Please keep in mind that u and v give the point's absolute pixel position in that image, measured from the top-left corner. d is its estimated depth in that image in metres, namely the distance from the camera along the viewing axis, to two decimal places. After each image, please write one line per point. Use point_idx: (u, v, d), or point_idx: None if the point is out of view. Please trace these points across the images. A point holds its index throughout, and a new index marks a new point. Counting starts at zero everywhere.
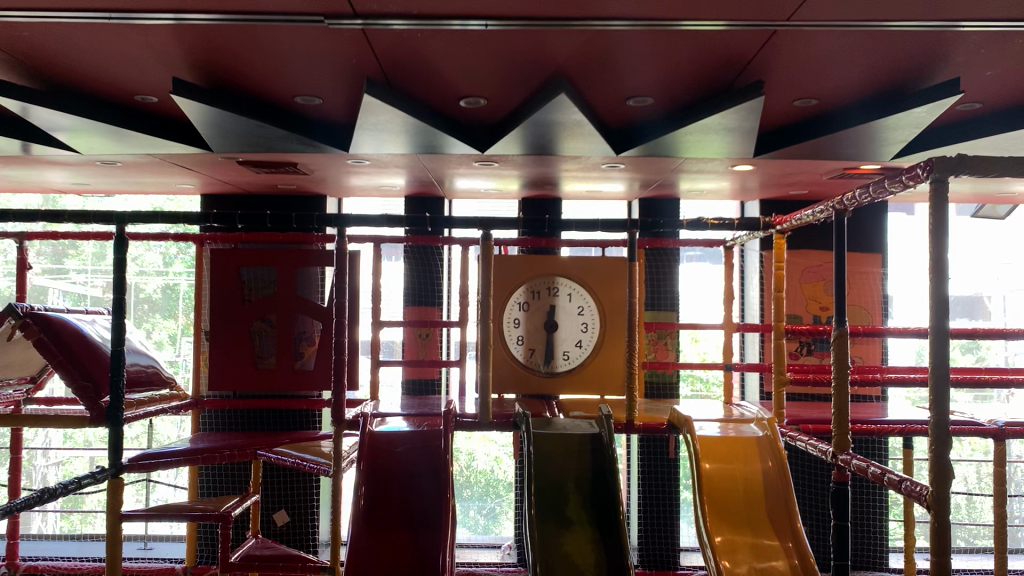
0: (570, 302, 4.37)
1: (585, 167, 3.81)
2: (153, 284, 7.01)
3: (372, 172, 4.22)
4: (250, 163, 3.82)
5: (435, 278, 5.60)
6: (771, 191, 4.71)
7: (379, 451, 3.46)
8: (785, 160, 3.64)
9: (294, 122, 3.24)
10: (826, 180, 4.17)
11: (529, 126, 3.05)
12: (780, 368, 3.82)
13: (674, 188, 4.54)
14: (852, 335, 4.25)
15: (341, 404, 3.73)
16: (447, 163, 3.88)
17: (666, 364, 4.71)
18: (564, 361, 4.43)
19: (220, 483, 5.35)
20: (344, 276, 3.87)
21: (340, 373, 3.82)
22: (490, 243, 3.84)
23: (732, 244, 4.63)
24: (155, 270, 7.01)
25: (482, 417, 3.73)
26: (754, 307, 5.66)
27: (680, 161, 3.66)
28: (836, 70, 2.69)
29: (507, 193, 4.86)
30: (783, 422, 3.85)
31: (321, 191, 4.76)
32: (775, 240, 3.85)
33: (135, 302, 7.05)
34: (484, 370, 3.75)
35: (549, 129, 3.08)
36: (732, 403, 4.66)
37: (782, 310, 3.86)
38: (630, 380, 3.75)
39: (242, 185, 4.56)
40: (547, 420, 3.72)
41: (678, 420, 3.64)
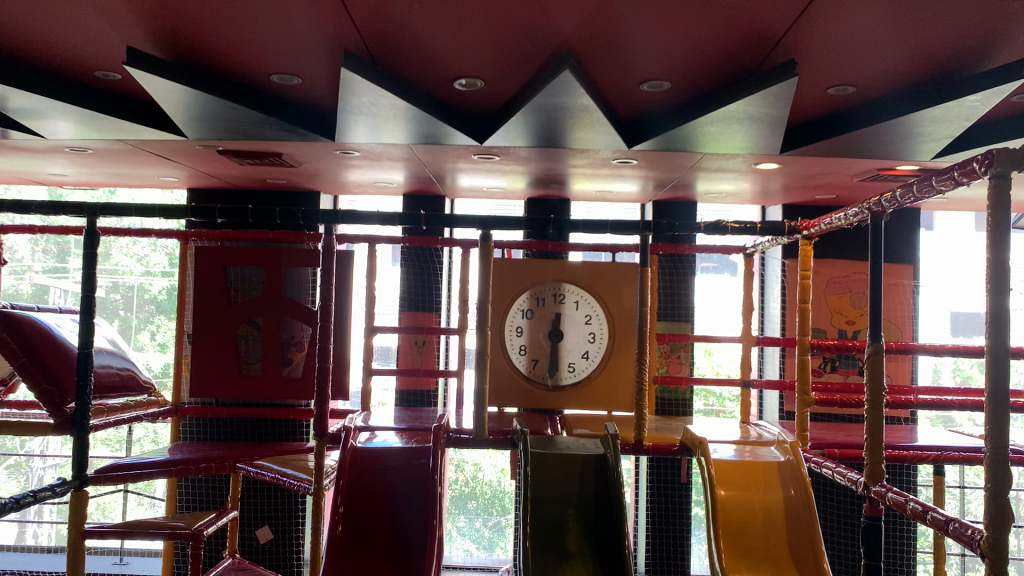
0: (576, 311, 4.11)
1: (594, 162, 3.48)
2: (158, 285, 6.68)
3: (365, 165, 3.91)
4: (231, 153, 3.52)
5: (433, 282, 5.30)
6: (795, 195, 4.38)
7: (362, 469, 3.18)
8: (814, 157, 3.31)
9: (273, 105, 2.95)
10: (856, 182, 3.84)
11: (531, 111, 2.74)
12: (804, 385, 3.48)
13: (690, 189, 4.20)
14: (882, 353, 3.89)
15: (324, 414, 3.44)
16: (443, 156, 3.57)
17: (678, 380, 4.35)
18: (569, 373, 4.07)
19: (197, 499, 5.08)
20: (330, 276, 3.58)
21: (323, 382, 3.51)
22: (489, 244, 3.51)
23: (753, 251, 4.29)
24: (161, 269, 6.64)
25: (477, 434, 3.42)
26: (776, 320, 5.32)
27: (699, 157, 3.33)
28: (881, 49, 2.37)
29: (511, 191, 4.56)
30: (807, 446, 3.50)
31: (313, 187, 4.45)
32: (802, 246, 3.51)
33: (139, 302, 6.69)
34: (479, 379, 3.42)
35: (554, 115, 2.76)
36: (749, 423, 4.31)
37: (806, 323, 3.52)
38: (640, 396, 3.42)
39: (228, 178, 4.27)
40: (548, 440, 3.42)
41: (692, 442, 3.35)
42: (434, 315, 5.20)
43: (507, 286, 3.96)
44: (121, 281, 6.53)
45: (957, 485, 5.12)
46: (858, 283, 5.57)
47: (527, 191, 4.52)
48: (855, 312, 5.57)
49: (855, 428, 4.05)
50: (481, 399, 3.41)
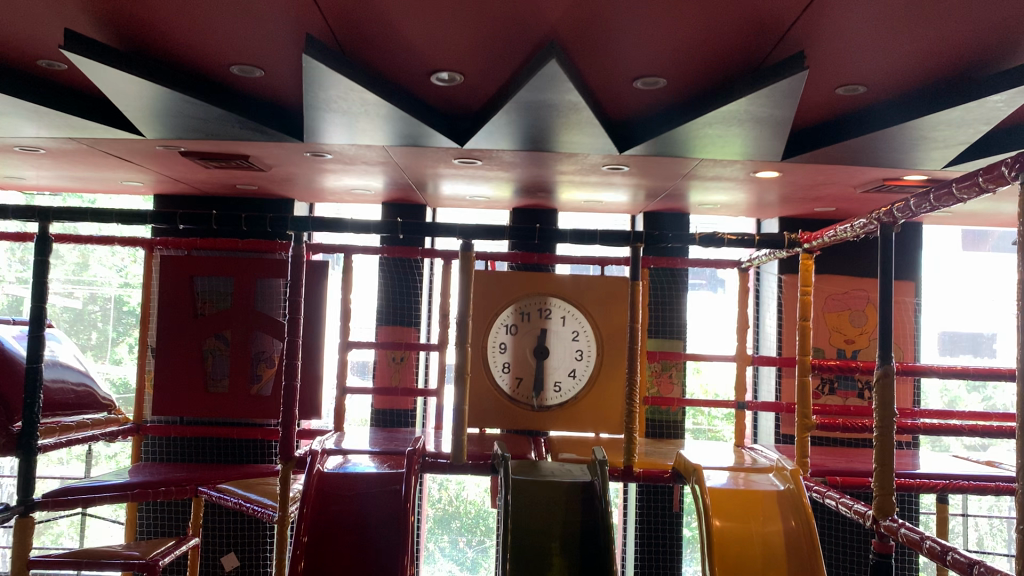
0: (563, 326, 3.82)
1: (583, 169, 3.27)
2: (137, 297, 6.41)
3: (340, 170, 3.69)
4: (195, 155, 3.28)
5: (413, 295, 5.08)
6: (794, 207, 4.19)
7: (329, 496, 2.95)
8: (817, 166, 3.11)
9: (235, 101, 2.72)
10: (859, 194, 3.64)
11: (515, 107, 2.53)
12: (805, 408, 3.26)
13: (684, 199, 3.99)
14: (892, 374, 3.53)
15: (290, 435, 3.21)
16: (422, 161, 3.35)
17: (669, 400, 4.13)
18: (555, 394, 3.78)
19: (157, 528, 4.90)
20: (299, 287, 3.34)
21: (291, 401, 3.27)
22: (470, 253, 3.28)
23: (749, 266, 4.10)
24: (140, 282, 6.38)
25: (455, 458, 3.19)
26: (771, 339, 5.12)
27: (694, 164, 3.12)
28: (897, 45, 2.16)
29: (496, 200, 4.34)
30: (808, 474, 3.27)
31: (286, 193, 4.22)
32: (803, 260, 3.30)
33: (118, 315, 6.42)
34: (459, 401, 3.19)
35: (539, 113, 2.54)
36: (744, 446, 4.10)
37: (807, 341, 3.31)
38: (629, 419, 3.21)
39: (196, 183, 4.03)
40: (532, 466, 3.21)
41: (685, 468, 3.13)
42: (414, 331, 4.97)
43: (487, 301, 3.77)
44: (98, 292, 6.28)
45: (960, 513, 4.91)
46: (856, 300, 5.38)
47: (513, 200, 4.30)
48: (854, 330, 5.36)
49: (858, 454, 3.83)
50: (461, 420, 3.17)
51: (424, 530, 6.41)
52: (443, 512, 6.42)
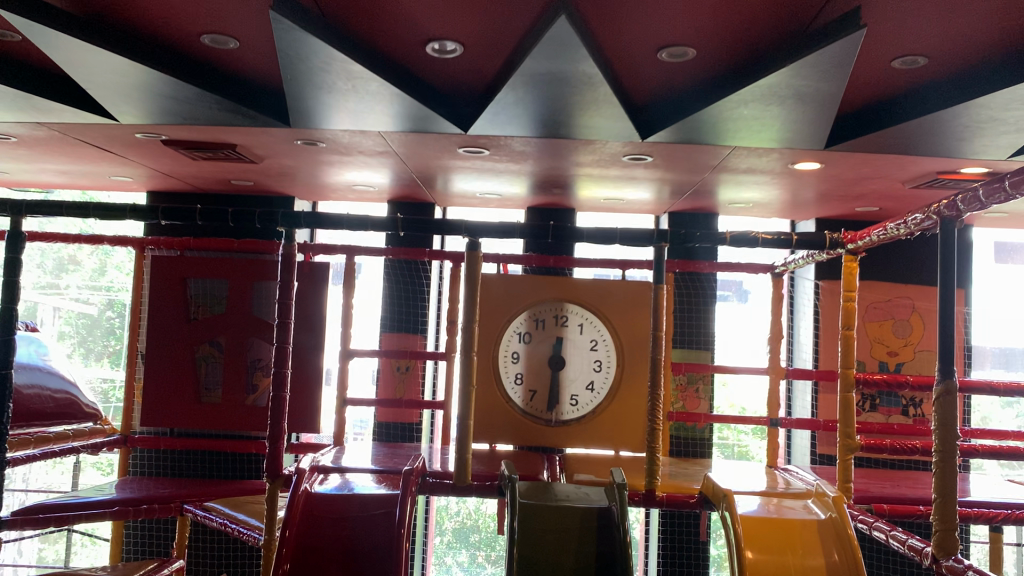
0: (581, 335, 3.49)
1: (602, 160, 2.97)
2: None
3: (339, 165, 3.41)
4: (178, 143, 3.01)
5: (421, 300, 4.80)
6: (832, 206, 3.85)
7: (314, 519, 2.68)
8: (863, 156, 2.78)
9: (212, 80, 2.45)
10: (908, 190, 3.31)
11: (522, 80, 2.23)
12: (848, 427, 2.92)
13: (712, 197, 3.67)
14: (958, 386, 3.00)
15: (280, 452, 2.95)
16: (427, 154, 3.06)
17: (695, 416, 3.79)
18: (571, 409, 3.48)
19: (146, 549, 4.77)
20: (290, 288, 3.05)
21: (281, 416, 2.98)
22: (475, 253, 2.97)
23: (782, 270, 3.78)
24: None
25: (459, 479, 2.90)
26: (807, 351, 4.77)
27: (725, 154, 2.81)
28: (970, 6, 1.84)
29: (510, 198, 4.04)
30: (852, 501, 2.94)
31: (286, 189, 3.95)
32: (846, 262, 2.97)
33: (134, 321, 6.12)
34: (462, 418, 2.88)
35: (550, 88, 2.24)
36: (777, 468, 3.77)
37: (851, 353, 2.97)
38: (652, 437, 2.88)
39: (188, 179, 3.78)
40: (545, 489, 2.89)
41: (713, 494, 2.82)
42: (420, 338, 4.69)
43: (499, 306, 3.45)
44: (115, 298, 5.98)
45: (1013, 543, 4.51)
46: (898, 308, 5.01)
47: (529, 197, 4.00)
48: (897, 342, 4.99)
49: (907, 477, 3.47)
50: (464, 437, 2.87)
51: (441, 545, 5.92)
52: (464, 525, 5.94)
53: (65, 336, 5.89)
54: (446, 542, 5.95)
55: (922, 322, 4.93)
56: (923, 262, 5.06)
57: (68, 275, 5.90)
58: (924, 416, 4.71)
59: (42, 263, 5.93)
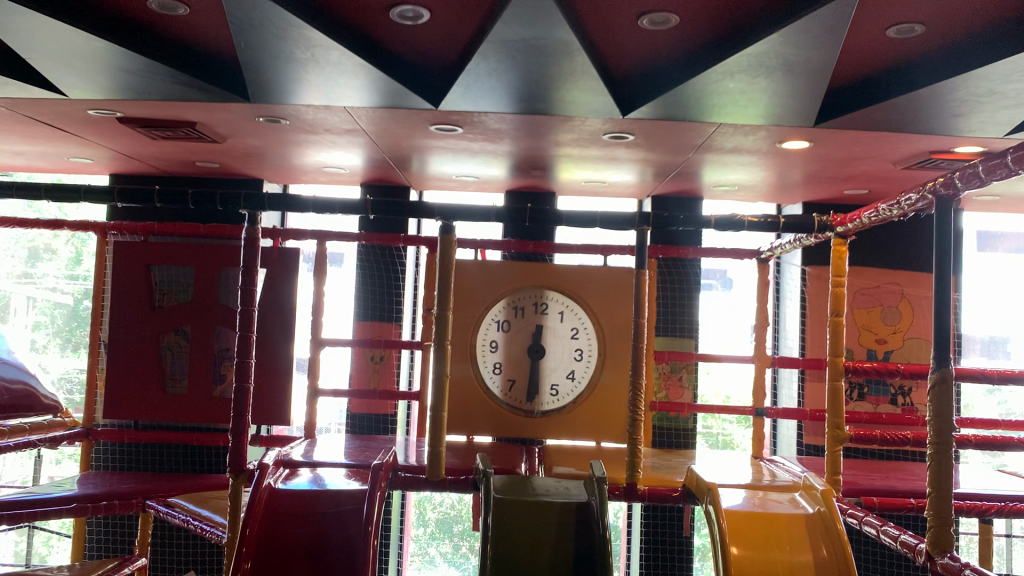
0: (561, 324, 3.38)
1: (582, 140, 2.83)
2: None
3: (307, 146, 3.26)
4: (135, 121, 2.86)
5: (395, 288, 4.67)
6: (820, 189, 3.73)
7: (279, 516, 2.56)
8: (853, 135, 2.67)
9: (166, 50, 2.32)
10: (900, 172, 3.19)
11: (495, 45, 2.09)
12: (836, 417, 2.81)
13: (696, 180, 3.55)
14: (968, 370, 2.74)
15: (243, 445, 2.82)
16: (399, 133, 2.92)
17: (678, 406, 3.67)
18: (552, 399, 3.35)
19: (114, 545, 4.61)
20: (254, 274, 2.90)
21: (244, 408, 2.83)
22: (450, 237, 2.81)
23: (769, 254, 3.66)
24: None
25: (431, 474, 2.77)
26: (794, 338, 4.65)
27: (709, 133, 2.69)
28: None
29: (488, 181, 3.90)
30: (841, 494, 2.83)
31: (255, 171, 3.79)
32: (835, 246, 2.85)
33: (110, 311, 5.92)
34: (434, 410, 2.74)
35: (524, 54, 2.13)
36: (763, 459, 3.67)
37: (840, 341, 2.86)
38: (633, 429, 2.76)
39: (151, 160, 3.61)
40: (523, 484, 2.76)
41: (697, 487, 2.70)
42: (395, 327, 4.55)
43: (477, 293, 3.34)
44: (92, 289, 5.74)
45: (1004, 535, 4.42)
46: (887, 295, 4.91)
47: (507, 180, 3.86)
48: (885, 329, 4.87)
49: (898, 468, 3.37)
50: (437, 431, 2.74)
51: (424, 535, 5.72)
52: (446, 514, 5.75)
53: (41, 326, 5.60)
54: (430, 534, 5.74)
55: (911, 309, 4.83)
56: (912, 247, 4.96)
57: (43, 264, 5.60)
58: (913, 405, 4.61)
59: (14, 253, 5.57)
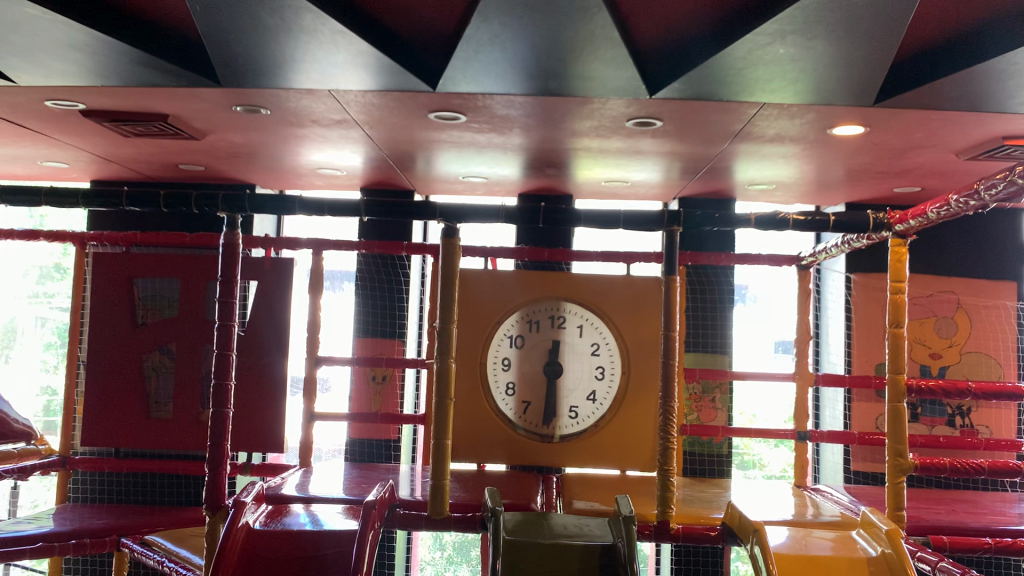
0: (581, 339, 3.05)
1: (601, 129, 2.50)
2: None
3: (298, 144, 2.94)
4: (101, 114, 2.56)
5: (398, 302, 4.40)
6: (866, 187, 3.37)
7: (255, 556, 2.23)
8: (914, 118, 2.31)
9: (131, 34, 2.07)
10: (964, 163, 2.82)
11: None
12: (899, 442, 2.44)
13: (729, 176, 3.20)
14: None
15: (222, 479, 2.50)
16: (396, 126, 2.60)
17: (712, 429, 3.30)
18: (571, 423, 3.00)
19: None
20: (235, 284, 2.57)
21: (224, 436, 2.51)
22: (454, 242, 2.45)
23: (810, 260, 3.30)
24: None
25: (433, 512, 2.41)
26: (837, 354, 4.28)
27: (747, 118, 2.34)
28: None
29: (498, 183, 3.57)
30: (907, 534, 2.45)
31: (246, 174, 3.48)
32: (893, 247, 2.51)
33: None
34: (435, 437, 2.38)
35: (533, 8, 1.88)
36: (809, 488, 3.28)
37: (902, 355, 2.49)
38: (665, 457, 2.41)
39: (131, 164, 3.32)
40: (538, 522, 2.39)
41: (741, 527, 2.32)
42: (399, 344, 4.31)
43: (483, 304, 3.04)
44: None
45: None
46: (942, 305, 4.45)
47: (520, 182, 3.53)
48: (940, 342, 4.43)
49: (972, 502, 2.94)
50: (439, 462, 2.39)
51: (442, 560, 5.21)
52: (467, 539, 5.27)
53: (52, 347, 5.24)
54: (446, 558, 5.20)
55: (969, 320, 4.40)
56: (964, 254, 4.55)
57: (54, 283, 5.28)
58: (972, 427, 4.19)
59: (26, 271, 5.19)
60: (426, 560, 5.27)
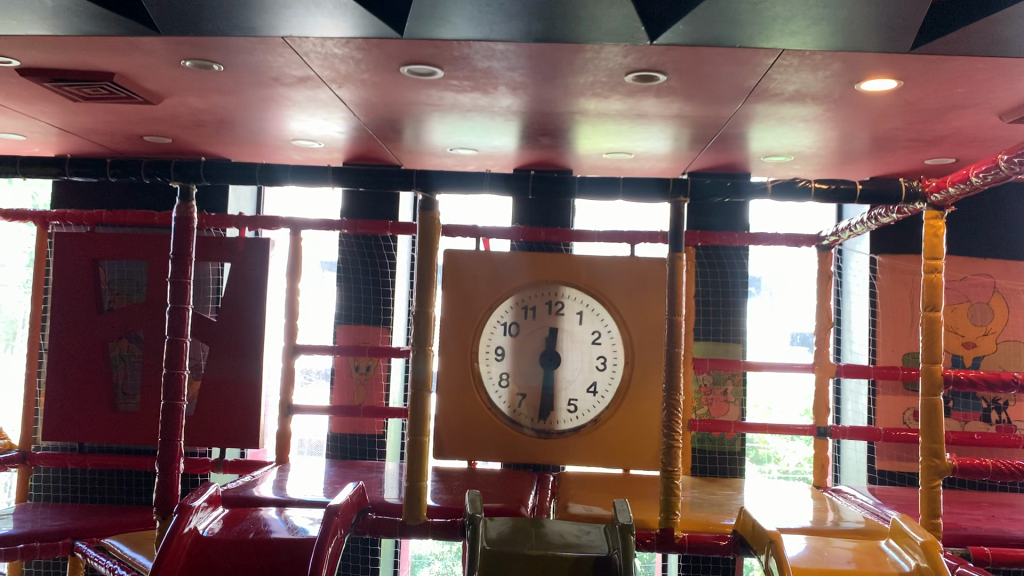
0: (580, 326, 2.81)
1: (597, 85, 2.21)
2: None
3: (266, 110, 2.67)
4: (40, 73, 2.30)
5: (380, 286, 4.15)
6: (894, 159, 3.06)
7: (201, 565, 1.99)
8: (955, 70, 2.01)
9: None
10: (1008, 127, 2.51)
11: None
12: (934, 441, 2.15)
13: (742, 145, 2.90)
14: None
15: (173, 480, 2.26)
16: (367, 86, 2.32)
17: (724, 425, 3.02)
18: (569, 417, 2.76)
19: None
20: (188, 262, 2.32)
21: (175, 433, 2.26)
22: (431, 214, 2.18)
23: (832, 239, 3.02)
24: None
25: (409, 516, 2.16)
26: (861, 343, 4.00)
27: (762, 70, 2.05)
28: None
29: (490, 155, 3.29)
30: (945, 546, 2.16)
31: (217, 145, 3.21)
32: (928, 220, 2.22)
33: None
34: (411, 433, 2.12)
35: None
36: (831, 490, 2.99)
37: (938, 343, 2.20)
38: (668, 459, 2.12)
39: (91, 135, 3.06)
40: (526, 528, 2.13)
41: (755, 538, 2.04)
42: (382, 330, 4.07)
43: (475, 290, 2.77)
44: None
45: None
46: (976, 289, 3.89)
47: (515, 154, 3.24)
48: (974, 330, 3.88)
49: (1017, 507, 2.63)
50: (415, 461, 2.12)
51: (451, 553, 4.80)
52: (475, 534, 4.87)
53: None
54: (455, 550, 4.81)
55: (1007, 305, 3.84)
56: None
57: None
58: (1010, 424, 3.86)
59: None
60: (436, 554, 4.76)
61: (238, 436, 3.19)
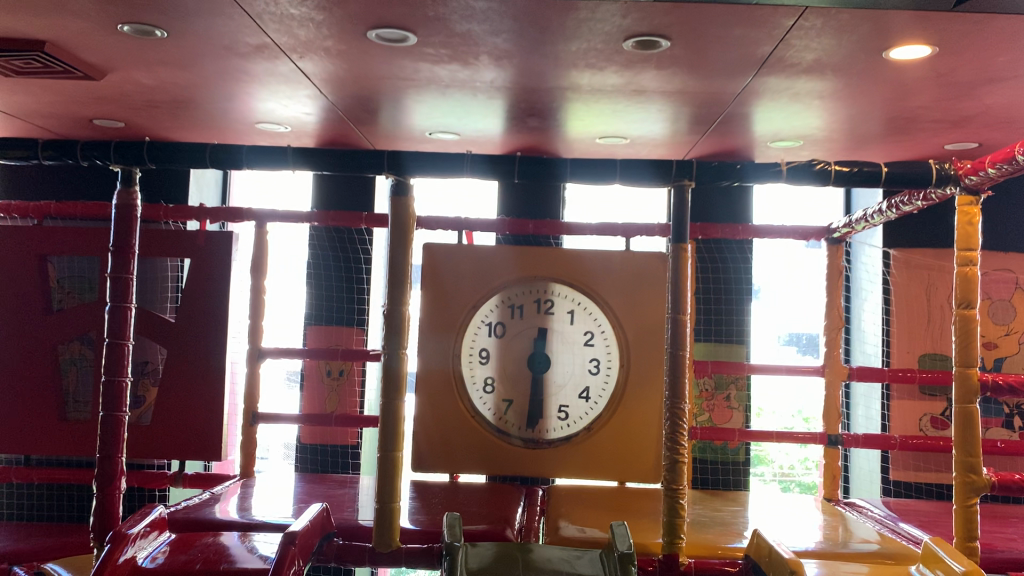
0: (571, 327, 2.56)
1: (591, 53, 1.96)
2: None
3: (224, 88, 2.41)
4: None
5: (354, 284, 3.91)
6: (912, 143, 2.83)
7: None
8: (997, 35, 1.77)
9: None
10: None
11: None
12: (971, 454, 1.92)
13: (749, 128, 2.66)
14: None
15: (114, 501, 2.00)
16: (333, 56, 2.06)
17: (727, 433, 2.78)
18: (560, 425, 2.50)
19: None
20: (130, 255, 2.08)
21: (116, 448, 2.00)
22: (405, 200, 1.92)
23: (842, 231, 2.79)
24: None
25: (380, 541, 1.89)
26: (873, 344, 3.77)
27: (778, 34, 1.81)
28: None
29: (473, 140, 3.03)
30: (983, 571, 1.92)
31: (175, 129, 2.95)
32: (962, 207, 1.99)
33: None
34: (381, 448, 1.86)
35: None
36: (842, 503, 2.76)
37: (974, 344, 1.97)
38: (672, 474, 1.88)
39: (35, 117, 2.79)
40: (514, 554, 1.85)
41: (774, 566, 1.77)
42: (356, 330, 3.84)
43: (456, 288, 2.51)
44: None
45: None
46: (996, 286, 3.66)
47: (500, 139, 3.00)
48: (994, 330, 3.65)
49: None
50: (386, 478, 1.86)
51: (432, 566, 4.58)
52: None
53: None
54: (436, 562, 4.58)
55: None
56: None
57: None
58: None
59: None
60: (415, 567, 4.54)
61: (199, 447, 2.93)
